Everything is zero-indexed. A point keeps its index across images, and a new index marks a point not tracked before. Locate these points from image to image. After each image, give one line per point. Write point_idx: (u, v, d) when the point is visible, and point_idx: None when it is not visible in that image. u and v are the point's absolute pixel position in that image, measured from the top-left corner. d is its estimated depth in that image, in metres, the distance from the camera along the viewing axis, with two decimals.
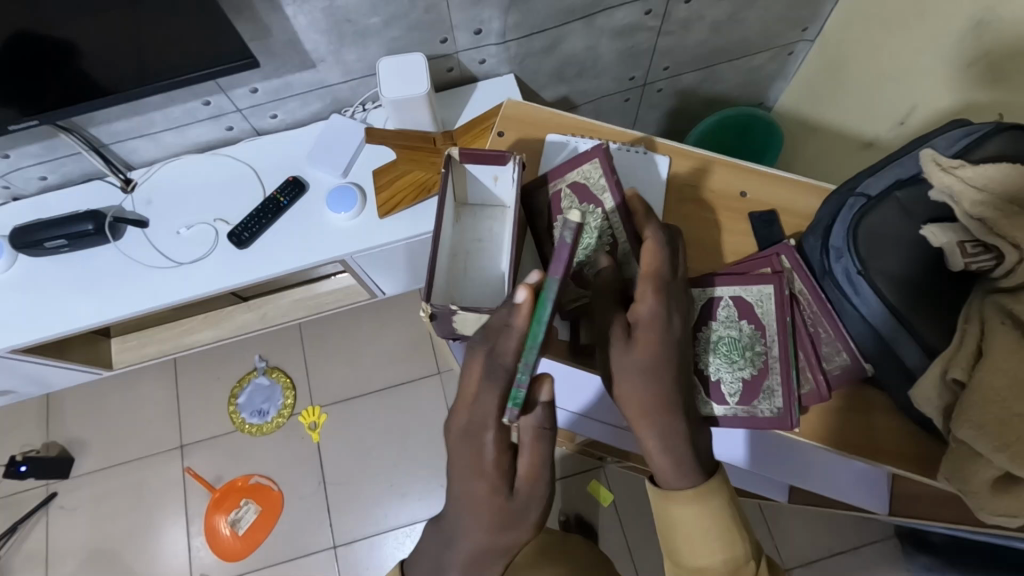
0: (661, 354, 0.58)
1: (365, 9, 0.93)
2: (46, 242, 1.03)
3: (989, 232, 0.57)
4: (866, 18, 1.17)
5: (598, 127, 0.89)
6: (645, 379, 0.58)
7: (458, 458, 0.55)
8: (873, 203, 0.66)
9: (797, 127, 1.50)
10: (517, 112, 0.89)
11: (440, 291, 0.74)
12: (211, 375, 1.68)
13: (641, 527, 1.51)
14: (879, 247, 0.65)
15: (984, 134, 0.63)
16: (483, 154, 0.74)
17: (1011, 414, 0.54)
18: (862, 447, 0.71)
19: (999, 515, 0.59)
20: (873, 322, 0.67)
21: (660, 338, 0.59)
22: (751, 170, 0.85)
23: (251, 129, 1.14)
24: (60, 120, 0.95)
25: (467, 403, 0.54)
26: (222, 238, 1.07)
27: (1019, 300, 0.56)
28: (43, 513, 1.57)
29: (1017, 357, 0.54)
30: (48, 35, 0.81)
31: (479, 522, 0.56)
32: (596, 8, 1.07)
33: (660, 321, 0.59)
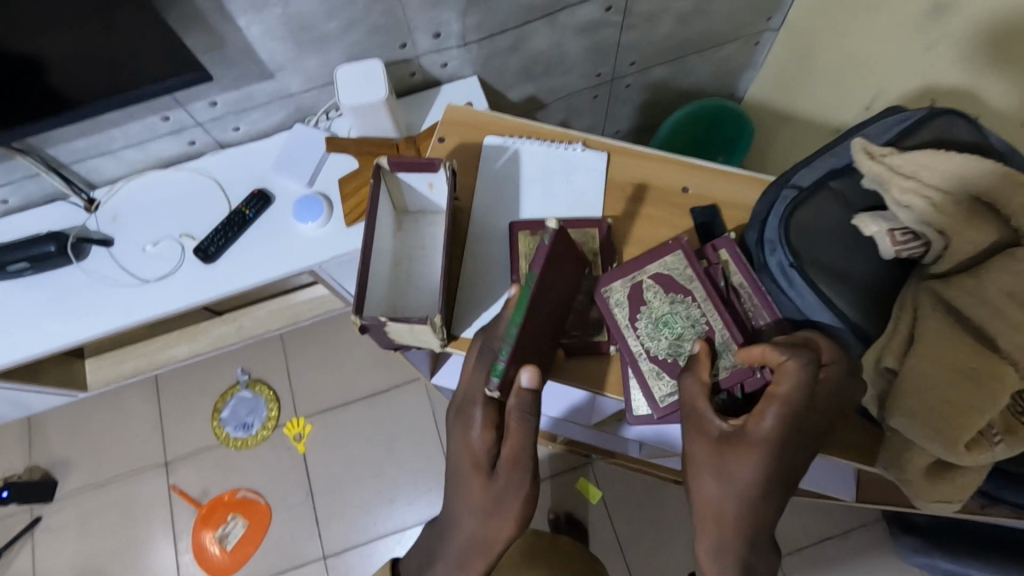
0: (759, 478, 0.56)
1: (320, 16, 0.92)
2: (9, 265, 1.01)
3: (919, 219, 0.58)
4: (827, 5, 1.18)
5: (541, 127, 0.87)
6: (731, 485, 0.57)
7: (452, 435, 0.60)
8: (805, 194, 0.65)
9: (769, 117, 1.50)
10: (460, 116, 0.88)
11: (378, 302, 0.74)
12: (193, 390, 1.67)
13: (631, 522, 1.51)
14: (810, 239, 0.64)
15: (914, 121, 0.63)
16: (414, 162, 0.74)
17: (944, 401, 0.57)
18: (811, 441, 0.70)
19: (936, 501, 0.64)
20: (810, 316, 0.65)
21: (767, 460, 0.56)
22: (691, 164, 0.85)
23: (215, 142, 1.12)
24: (15, 141, 0.94)
25: (465, 381, 0.62)
26: (189, 253, 1.06)
27: (950, 286, 0.57)
28: (29, 537, 1.56)
29: (948, 342, 0.57)
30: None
31: (467, 505, 0.58)
32: (556, 6, 1.07)
33: (774, 447, 0.56)
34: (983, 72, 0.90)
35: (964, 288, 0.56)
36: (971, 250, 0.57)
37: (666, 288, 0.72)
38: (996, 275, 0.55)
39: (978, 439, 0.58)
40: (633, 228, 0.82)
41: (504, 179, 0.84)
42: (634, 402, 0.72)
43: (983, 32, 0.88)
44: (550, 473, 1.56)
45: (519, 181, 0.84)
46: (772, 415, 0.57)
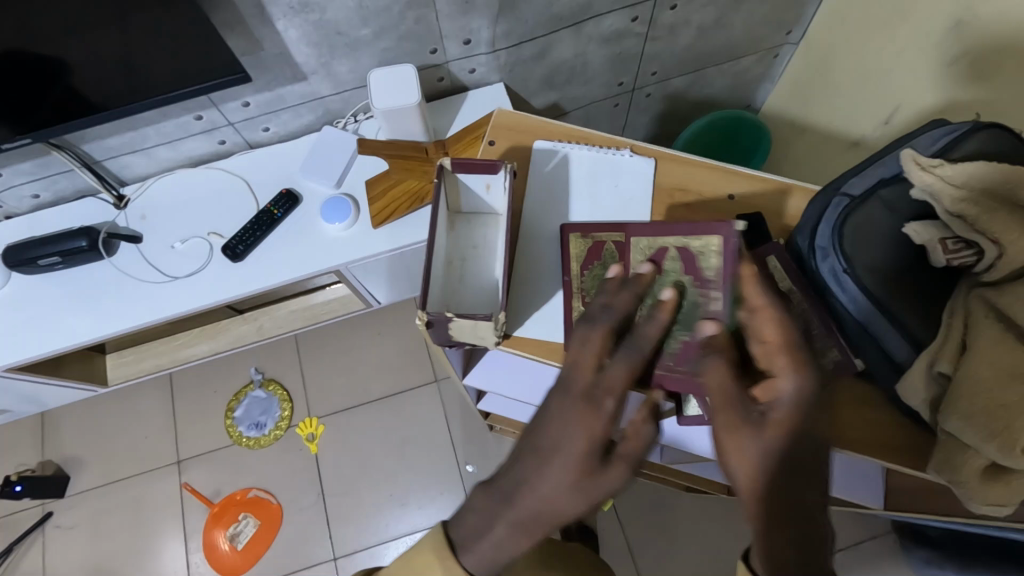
0: (806, 450, 0.43)
1: (355, 21, 0.94)
2: (39, 259, 1.02)
3: (970, 228, 0.60)
4: (850, 20, 1.20)
5: (584, 133, 0.89)
6: (780, 475, 0.43)
7: (563, 410, 0.46)
8: (857, 202, 0.67)
9: (786, 129, 1.52)
10: (506, 120, 0.89)
11: (433, 301, 0.75)
12: (207, 389, 1.68)
13: (643, 530, 1.51)
14: (864, 245, 0.66)
15: (961, 134, 0.64)
16: (474, 163, 0.76)
17: (999, 403, 0.56)
18: (859, 441, 0.71)
19: (990, 505, 0.60)
20: (861, 320, 0.66)
21: (801, 428, 0.44)
22: (734, 172, 0.86)
23: (245, 142, 1.14)
24: (51, 137, 0.95)
25: (586, 369, 0.47)
26: (217, 251, 1.07)
27: (1002, 294, 0.58)
28: (39, 533, 1.56)
29: (1004, 347, 0.56)
30: (42, 53, 0.82)
31: (549, 477, 0.45)
32: (584, 15, 1.09)
33: (807, 411, 0.44)
34: (1008, 89, 0.91)
35: (1016, 295, 0.57)
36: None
37: None
38: None
39: None
40: None
41: (553, 184, 0.86)
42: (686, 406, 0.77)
43: (1007, 50, 0.90)
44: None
45: (568, 184, 0.86)
46: (785, 374, 0.45)
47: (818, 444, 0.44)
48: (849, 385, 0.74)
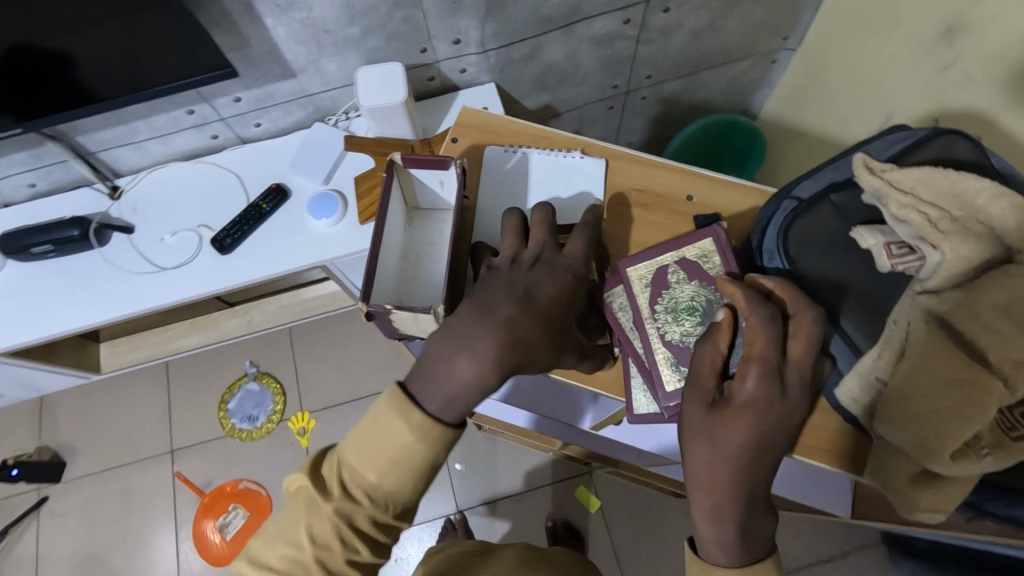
0: (751, 442, 0.52)
1: (343, 20, 0.95)
2: (33, 247, 1.05)
3: (915, 234, 0.59)
4: (845, 27, 1.19)
5: (544, 132, 0.90)
6: (725, 458, 0.52)
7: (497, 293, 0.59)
8: (805, 206, 0.67)
9: (782, 134, 1.51)
10: (471, 119, 0.90)
11: (385, 293, 0.75)
12: (202, 380, 1.70)
13: (629, 535, 1.50)
14: (808, 250, 0.66)
15: (918, 141, 0.65)
16: (425, 159, 0.76)
17: (929, 409, 0.55)
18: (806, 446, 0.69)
19: (922, 511, 0.60)
20: None
21: (754, 426, 0.53)
22: (693, 174, 0.86)
23: (236, 137, 1.16)
24: (45, 128, 0.97)
25: (547, 274, 0.62)
26: (205, 244, 1.08)
27: (943, 301, 0.56)
28: (34, 517, 1.58)
29: (939, 354, 0.55)
30: (40, 47, 0.83)
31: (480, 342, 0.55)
32: (574, 17, 1.09)
33: (764, 411, 0.53)
34: (997, 98, 0.90)
35: (957, 303, 0.56)
36: (964, 262, 0.56)
37: (689, 272, 0.71)
38: (992, 289, 0.54)
39: (965, 452, 0.55)
40: (637, 233, 0.82)
41: (513, 182, 0.86)
42: (634, 401, 0.72)
43: (995, 59, 0.89)
44: (550, 480, 1.56)
45: (527, 185, 0.85)
46: (754, 376, 0.54)
47: (776, 434, 0.53)
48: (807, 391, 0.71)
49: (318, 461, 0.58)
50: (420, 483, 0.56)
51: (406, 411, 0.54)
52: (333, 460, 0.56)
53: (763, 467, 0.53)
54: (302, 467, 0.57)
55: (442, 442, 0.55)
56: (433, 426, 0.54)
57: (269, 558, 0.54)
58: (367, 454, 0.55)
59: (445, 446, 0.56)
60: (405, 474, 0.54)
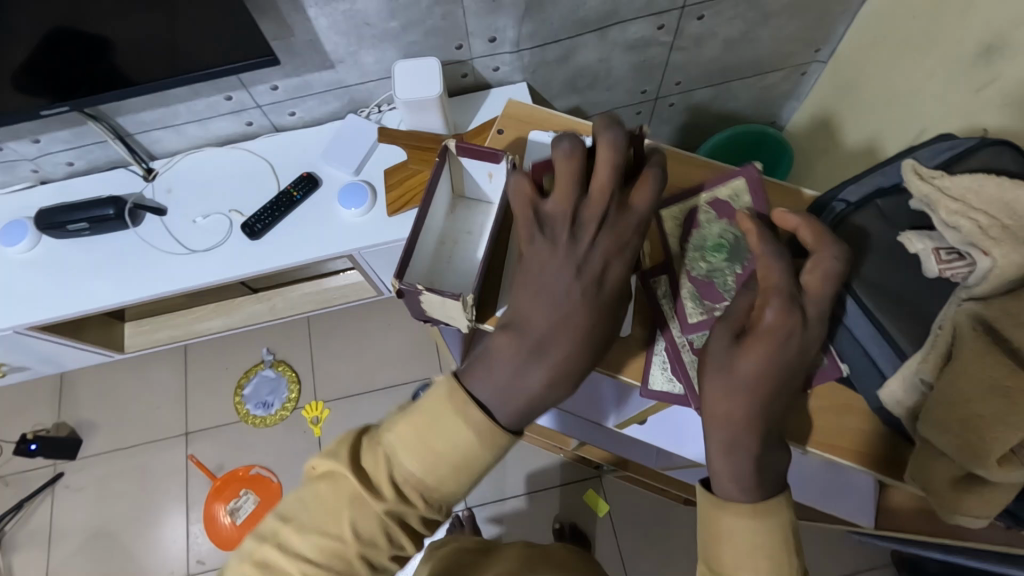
0: (768, 370, 0.52)
1: (384, 13, 0.96)
2: (69, 225, 1.07)
3: (963, 240, 0.59)
4: (879, 41, 1.19)
5: (585, 127, 0.91)
6: (746, 386, 0.52)
7: (565, 285, 0.55)
8: (852, 209, 0.68)
9: (811, 147, 1.51)
10: (516, 112, 0.91)
11: (419, 273, 0.76)
12: (220, 365, 1.72)
13: (637, 540, 1.50)
14: (857, 254, 0.66)
15: (970, 148, 0.65)
16: (478, 150, 0.75)
17: (975, 414, 0.54)
18: (842, 448, 0.69)
19: (960, 514, 0.60)
20: (851, 329, 0.66)
21: (774, 354, 0.52)
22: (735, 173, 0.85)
23: (270, 125, 1.17)
24: (89, 107, 0.99)
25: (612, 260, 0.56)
26: (236, 229, 1.10)
27: (990, 307, 0.57)
28: (49, 492, 1.60)
29: (989, 360, 0.54)
30: (83, 32, 0.86)
31: (553, 341, 0.55)
32: (610, 20, 1.10)
33: (778, 341, 0.52)
34: None
35: (1004, 310, 0.55)
36: (1013, 270, 0.55)
37: (718, 211, 0.72)
38: None
39: (1010, 457, 0.54)
40: None
41: None
42: (651, 377, 0.70)
43: None
44: (559, 482, 1.56)
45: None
46: (773, 308, 0.53)
47: (791, 365, 0.53)
48: (845, 393, 0.71)
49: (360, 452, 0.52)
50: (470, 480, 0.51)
51: (465, 407, 0.50)
52: (375, 452, 0.51)
53: (775, 398, 0.53)
54: (339, 455, 0.51)
55: (498, 444, 0.50)
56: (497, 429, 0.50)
57: (303, 545, 0.49)
58: (414, 448, 0.49)
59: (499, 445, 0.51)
60: (460, 476, 0.50)
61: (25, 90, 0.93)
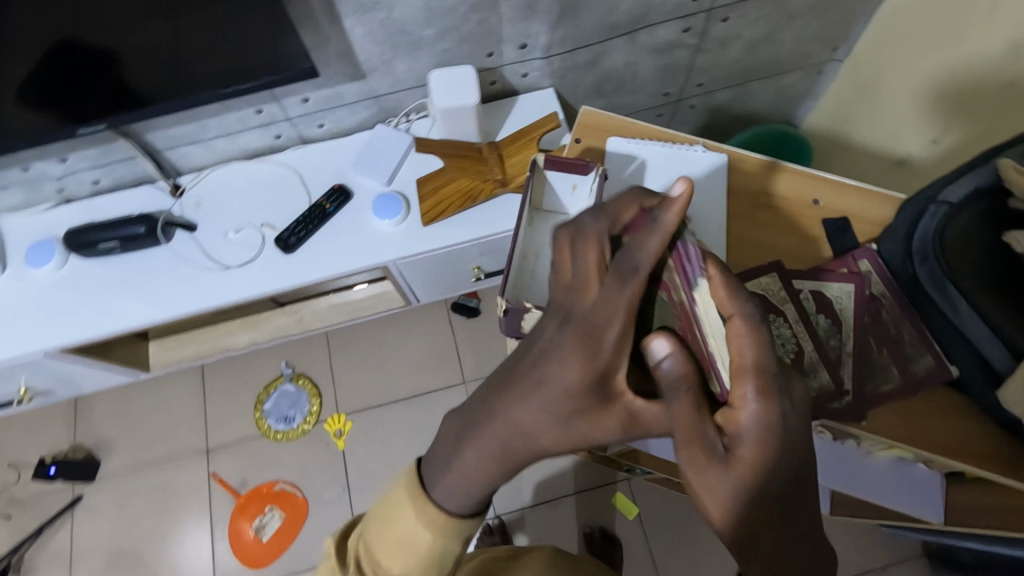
0: (752, 481, 0.42)
1: (419, 22, 0.96)
2: (99, 243, 1.05)
3: None
4: (897, 40, 1.20)
5: (664, 132, 0.91)
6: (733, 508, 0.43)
7: (563, 338, 0.48)
8: (955, 210, 0.68)
9: (829, 145, 1.52)
10: (591, 119, 0.92)
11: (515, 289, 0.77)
12: (239, 379, 1.69)
13: (667, 544, 1.50)
14: (962, 250, 0.67)
15: None
16: (568, 163, 0.80)
17: None
18: (946, 448, 0.71)
19: None
20: (964, 327, 0.67)
21: (752, 462, 0.43)
22: (818, 176, 0.87)
23: (299, 137, 1.16)
24: (122, 124, 0.98)
25: (585, 343, 0.48)
26: (269, 243, 1.09)
27: None
28: (68, 515, 1.57)
29: None
30: (86, 44, 0.83)
31: (560, 408, 0.47)
32: (639, 24, 1.10)
33: (762, 394, 0.43)
34: None
35: None
36: None
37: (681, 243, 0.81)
38: None
39: None
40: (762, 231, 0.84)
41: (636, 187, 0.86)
42: None
43: None
44: (573, 490, 1.55)
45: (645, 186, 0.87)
46: (754, 398, 0.43)
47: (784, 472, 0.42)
48: (930, 393, 0.74)
49: (342, 548, 0.56)
50: (446, 570, 0.53)
51: (420, 500, 0.50)
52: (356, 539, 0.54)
53: (780, 465, 0.42)
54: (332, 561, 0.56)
55: (455, 533, 0.51)
56: (445, 521, 0.51)
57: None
58: (381, 536, 0.51)
59: (466, 535, 0.53)
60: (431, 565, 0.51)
61: (30, 106, 0.90)
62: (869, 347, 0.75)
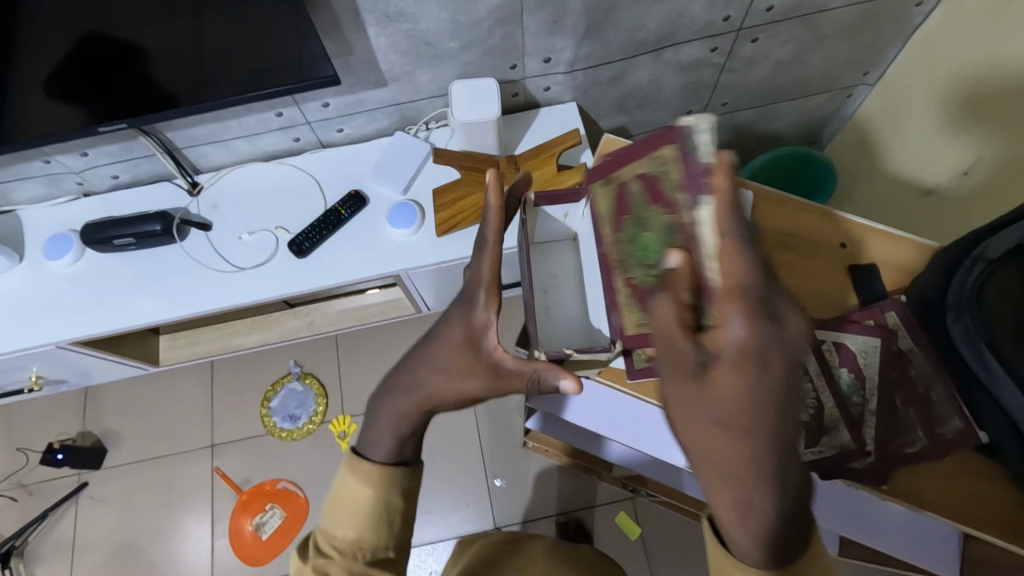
0: (755, 403, 0.43)
1: (444, 33, 0.95)
2: (115, 240, 1.05)
3: None
4: (925, 70, 1.18)
5: None
6: (722, 428, 0.44)
7: (449, 318, 0.57)
8: (992, 269, 0.67)
9: (855, 170, 1.48)
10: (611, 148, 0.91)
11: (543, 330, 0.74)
12: (247, 376, 1.70)
13: (667, 568, 1.47)
14: (997, 310, 0.66)
15: None
16: (559, 193, 0.76)
17: None
18: (966, 515, 0.68)
19: None
20: (996, 392, 0.65)
21: (743, 383, 0.43)
22: (848, 221, 0.84)
23: (317, 141, 1.16)
24: (144, 124, 0.98)
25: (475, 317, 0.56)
26: (283, 246, 1.08)
27: None
28: (73, 503, 1.58)
29: None
30: (102, 43, 0.83)
31: (450, 366, 0.56)
32: (665, 42, 1.08)
33: (749, 306, 0.43)
34: None
35: None
36: None
37: (652, 193, 0.70)
38: None
39: None
40: (782, 275, 0.81)
41: None
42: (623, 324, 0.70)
43: None
44: (566, 508, 1.52)
45: None
46: (739, 319, 0.43)
47: (773, 387, 0.43)
48: (956, 455, 0.71)
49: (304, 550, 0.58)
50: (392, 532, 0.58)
51: (351, 461, 0.58)
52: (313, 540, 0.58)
53: (754, 391, 0.43)
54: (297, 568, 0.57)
55: (385, 483, 0.57)
56: (373, 471, 0.57)
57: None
58: (335, 515, 0.57)
59: (394, 490, 0.58)
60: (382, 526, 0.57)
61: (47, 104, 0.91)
62: (893, 404, 0.70)
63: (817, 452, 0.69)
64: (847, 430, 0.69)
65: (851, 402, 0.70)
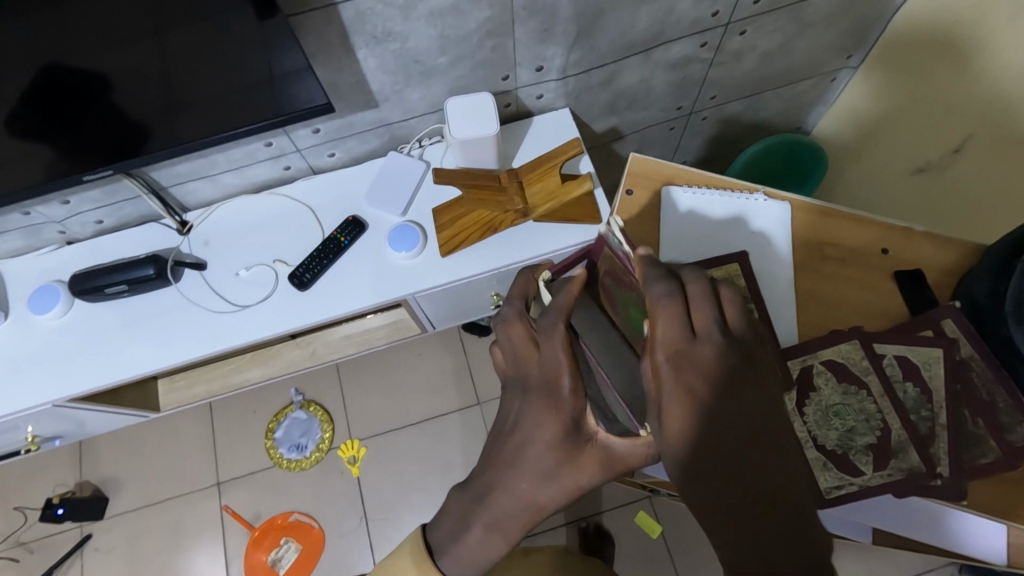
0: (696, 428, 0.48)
1: (434, 50, 0.92)
2: (106, 288, 1.01)
3: None
4: (916, 51, 1.18)
5: (724, 180, 0.89)
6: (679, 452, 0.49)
7: (527, 414, 0.56)
8: None
9: (845, 153, 1.48)
10: (644, 168, 0.90)
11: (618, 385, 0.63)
12: (248, 409, 1.65)
13: (690, 563, 1.47)
14: None
15: None
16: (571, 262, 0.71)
17: None
18: None
19: None
20: None
21: (687, 416, 0.49)
22: (889, 226, 0.86)
23: (308, 168, 1.12)
24: (130, 168, 0.95)
25: (551, 409, 0.55)
26: (283, 279, 1.05)
27: None
28: (78, 557, 1.52)
29: None
30: (79, 89, 0.80)
31: (558, 469, 0.54)
32: (655, 42, 1.07)
33: (670, 355, 0.51)
34: None
35: None
36: None
37: (615, 280, 0.65)
38: None
39: None
40: (824, 285, 0.83)
41: (692, 238, 0.86)
42: None
43: None
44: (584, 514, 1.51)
45: (711, 245, 0.86)
46: (667, 365, 0.50)
47: (712, 411, 0.48)
48: None
49: None
50: None
51: (421, 560, 0.56)
52: None
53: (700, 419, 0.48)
54: None
55: None
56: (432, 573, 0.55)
57: None
58: None
59: None
60: None
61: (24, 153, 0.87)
62: (960, 417, 0.73)
63: (886, 475, 0.71)
64: (915, 451, 0.71)
65: (920, 417, 0.73)
